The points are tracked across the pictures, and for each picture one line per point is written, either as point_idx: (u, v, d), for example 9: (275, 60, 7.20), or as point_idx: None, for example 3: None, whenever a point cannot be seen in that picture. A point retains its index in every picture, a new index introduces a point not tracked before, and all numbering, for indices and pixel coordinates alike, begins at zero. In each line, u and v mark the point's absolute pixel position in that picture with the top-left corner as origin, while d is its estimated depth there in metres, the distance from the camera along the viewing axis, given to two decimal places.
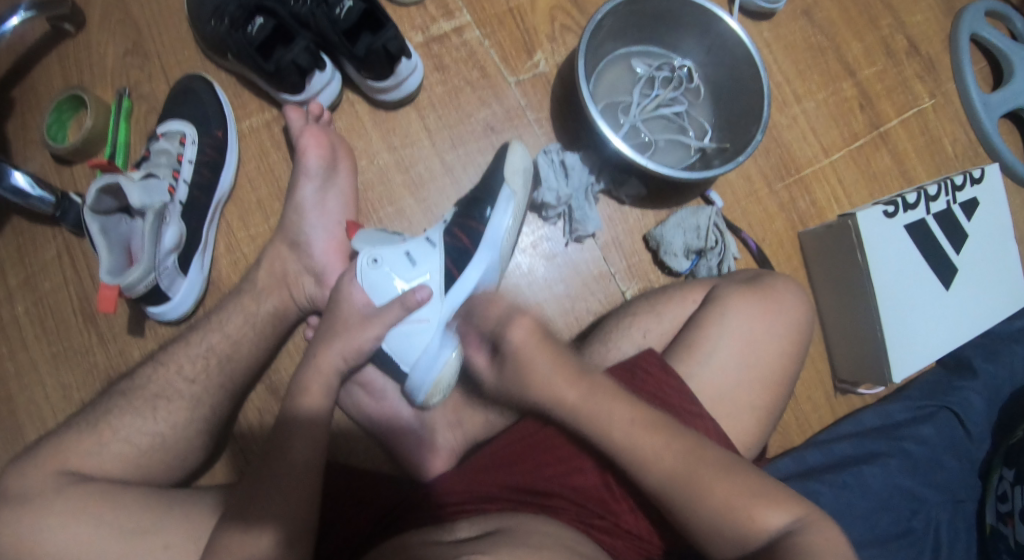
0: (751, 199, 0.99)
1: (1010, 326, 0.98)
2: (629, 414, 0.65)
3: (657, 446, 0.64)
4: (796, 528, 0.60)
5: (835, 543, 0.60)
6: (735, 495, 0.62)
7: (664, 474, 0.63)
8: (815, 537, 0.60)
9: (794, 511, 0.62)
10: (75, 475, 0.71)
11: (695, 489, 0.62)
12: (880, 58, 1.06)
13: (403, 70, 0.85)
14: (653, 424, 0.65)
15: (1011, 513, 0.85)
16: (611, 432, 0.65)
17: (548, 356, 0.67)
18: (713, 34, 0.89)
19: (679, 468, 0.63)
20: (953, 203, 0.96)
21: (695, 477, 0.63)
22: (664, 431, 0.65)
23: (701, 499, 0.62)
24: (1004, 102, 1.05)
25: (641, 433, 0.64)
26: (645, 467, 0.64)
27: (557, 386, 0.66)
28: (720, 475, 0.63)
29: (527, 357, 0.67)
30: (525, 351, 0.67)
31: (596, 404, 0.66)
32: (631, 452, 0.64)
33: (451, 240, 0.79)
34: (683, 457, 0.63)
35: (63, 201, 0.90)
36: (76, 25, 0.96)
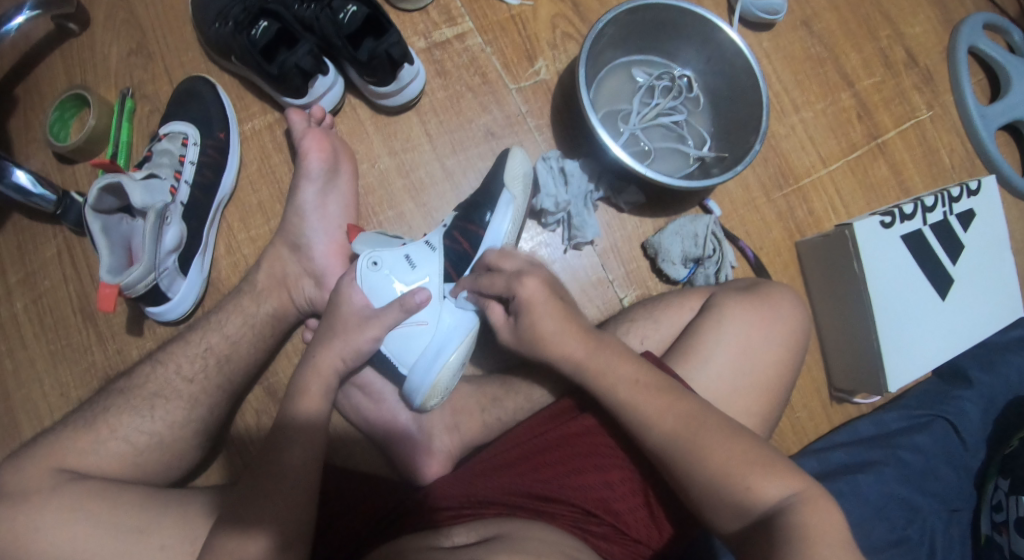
0: (749, 207, 1.00)
1: (1005, 336, 0.99)
2: (634, 373, 0.68)
3: (662, 404, 0.66)
4: (791, 502, 0.60)
5: (832, 526, 0.58)
6: (733, 458, 0.63)
7: (664, 434, 0.65)
8: (807, 513, 0.59)
9: (793, 484, 0.62)
10: (72, 473, 0.72)
11: (695, 446, 0.64)
12: (878, 69, 1.07)
13: (405, 75, 0.85)
14: (658, 385, 0.68)
15: (1006, 523, 0.86)
16: (615, 390, 0.68)
17: (557, 315, 0.70)
18: (713, 44, 0.90)
19: (679, 430, 0.65)
20: (950, 214, 0.97)
21: (695, 437, 0.64)
22: (668, 393, 0.67)
23: (696, 465, 0.63)
24: (1000, 114, 1.06)
25: (644, 394, 0.67)
26: (648, 425, 0.66)
27: (568, 345, 0.70)
28: (721, 437, 0.64)
29: (536, 308, 0.70)
30: (535, 308, 0.70)
31: (603, 358, 0.69)
32: (633, 412, 0.67)
33: (450, 244, 0.79)
34: (684, 419, 0.65)
35: (64, 198, 0.90)
36: (80, 24, 0.97)
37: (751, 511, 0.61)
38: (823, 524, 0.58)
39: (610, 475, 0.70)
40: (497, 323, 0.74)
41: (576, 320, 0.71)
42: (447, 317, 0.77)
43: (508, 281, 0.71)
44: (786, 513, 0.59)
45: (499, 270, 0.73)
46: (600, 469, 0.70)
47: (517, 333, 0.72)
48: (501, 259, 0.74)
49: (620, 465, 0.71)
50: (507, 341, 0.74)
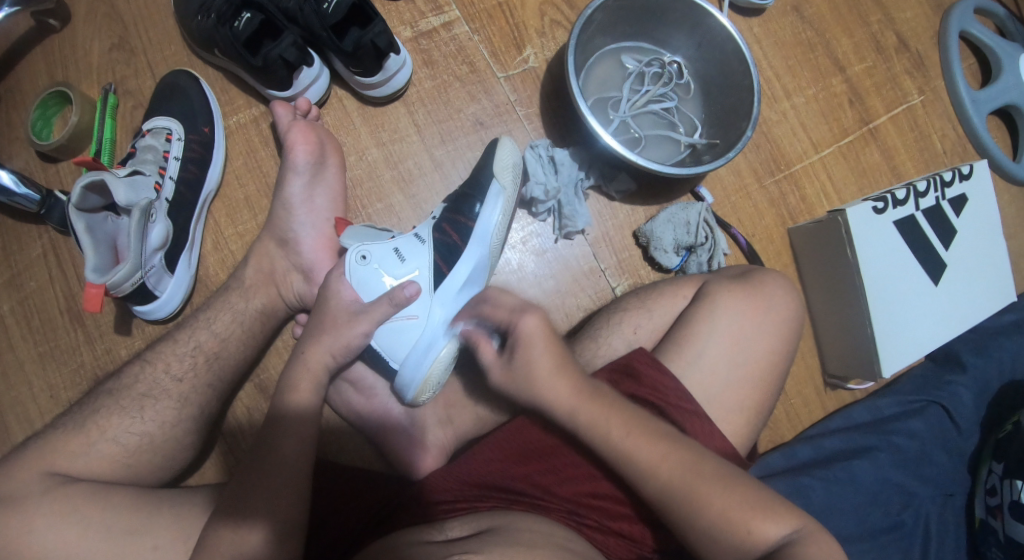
0: (741, 194, 0.99)
1: (999, 321, 0.99)
2: (624, 427, 0.65)
3: (654, 457, 0.64)
4: (795, 539, 0.61)
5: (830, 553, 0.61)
6: (731, 508, 0.62)
7: (659, 487, 0.63)
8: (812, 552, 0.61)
9: (790, 522, 0.62)
10: (63, 476, 0.71)
11: (692, 497, 0.63)
12: (869, 54, 1.07)
13: (391, 65, 0.84)
14: (652, 438, 0.65)
15: (1000, 507, 0.86)
16: (611, 440, 0.65)
17: (555, 354, 0.66)
18: (703, 30, 0.89)
19: (678, 478, 0.63)
20: (942, 199, 0.96)
21: (694, 488, 0.63)
22: (662, 442, 0.65)
23: (695, 513, 0.62)
24: (991, 99, 1.06)
25: (637, 440, 0.65)
26: (647, 475, 0.64)
27: (557, 395, 0.65)
28: (718, 487, 0.63)
29: (530, 351, 0.65)
30: (531, 365, 0.65)
31: (598, 413, 0.65)
32: (630, 464, 0.64)
33: (439, 236, 0.77)
34: (682, 468, 0.64)
35: (48, 198, 0.89)
36: (61, 20, 0.95)
37: (753, 551, 0.61)
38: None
39: (604, 482, 0.69)
40: (487, 362, 0.69)
41: (570, 378, 0.66)
42: (438, 311, 0.76)
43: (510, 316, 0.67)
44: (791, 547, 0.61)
45: (499, 305, 0.69)
46: (596, 477, 0.69)
47: (508, 372, 0.67)
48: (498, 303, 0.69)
49: (617, 472, 0.70)
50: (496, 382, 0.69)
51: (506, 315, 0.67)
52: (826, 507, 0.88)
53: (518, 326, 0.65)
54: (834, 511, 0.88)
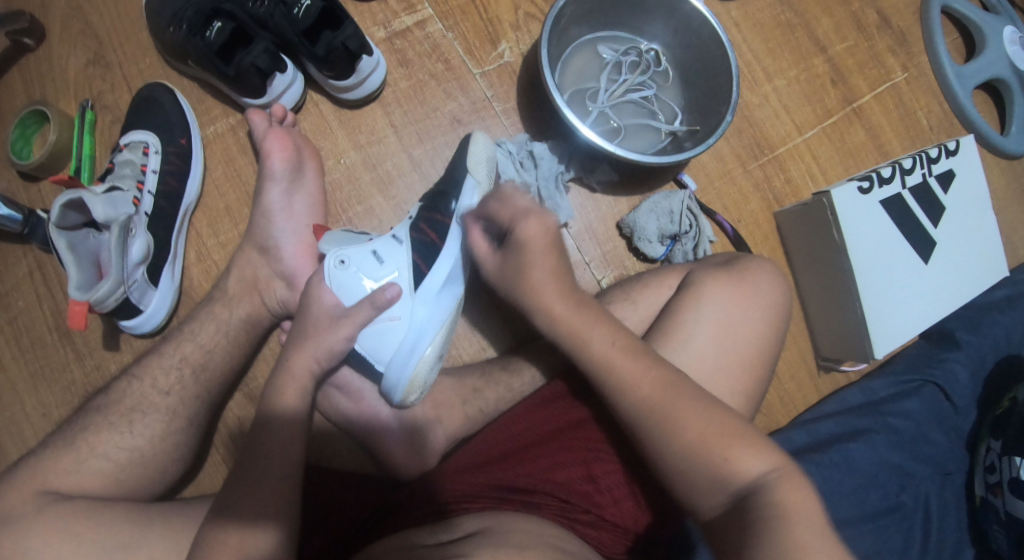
0: (725, 179, 0.99)
1: (992, 296, 0.98)
2: (609, 337, 0.66)
3: (638, 370, 0.65)
4: (766, 481, 0.59)
5: (806, 504, 0.57)
6: (717, 428, 0.62)
7: (642, 397, 0.64)
8: (785, 495, 0.57)
9: (769, 460, 0.60)
10: (55, 494, 0.71)
11: (670, 417, 0.63)
12: (851, 32, 1.06)
13: (365, 67, 0.83)
14: (634, 351, 0.66)
15: (1000, 484, 0.86)
16: (591, 345, 0.66)
17: (549, 261, 0.67)
18: (679, 16, 0.88)
19: (658, 396, 0.63)
20: (929, 175, 0.95)
21: (670, 408, 0.63)
22: (647, 358, 0.65)
23: (674, 432, 0.62)
24: (976, 73, 1.05)
25: (621, 350, 0.65)
26: (624, 391, 0.64)
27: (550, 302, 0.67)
28: (698, 407, 0.63)
29: (532, 256, 0.66)
30: (527, 268, 0.67)
31: (584, 322, 0.67)
32: (610, 376, 0.65)
33: (416, 236, 0.76)
34: (661, 386, 0.64)
35: (30, 218, 0.89)
36: (36, 38, 0.95)
37: (727, 487, 0.60)
38: (798, 504, 0.57)
39: (593, 467, 0.69)
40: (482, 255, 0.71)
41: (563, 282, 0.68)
42: (421, 310, 0.74)
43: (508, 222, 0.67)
44: (761, 493, 0.58)
45: (501, 207, 0.68)
46: (586, 461, 0.69)
47: (500, 271, 0.69)
48: (509, 201, 0.67)
49: (605, 456, 0.70)
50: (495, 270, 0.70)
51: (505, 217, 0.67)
52: (824, 491, 0.87)
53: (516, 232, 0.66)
54: (831, 494, 0.87)
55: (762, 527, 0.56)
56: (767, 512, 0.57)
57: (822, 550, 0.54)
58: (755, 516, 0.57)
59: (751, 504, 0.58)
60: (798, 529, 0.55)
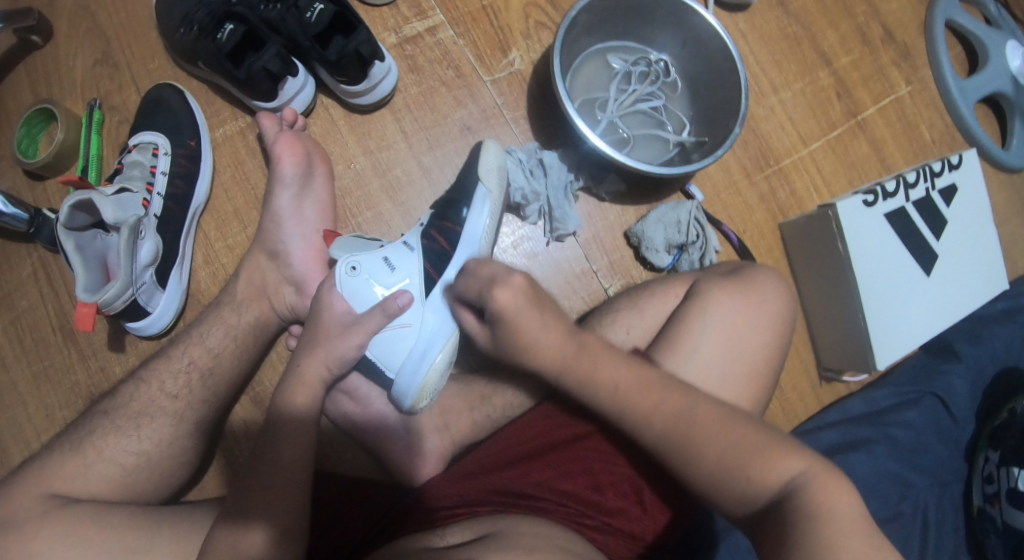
0: (731, 190, 0.99)
1: (992, 309, 0.99)
2: (613, 377, 0.66)
3: (656, 395, 0.65)
4: (798, 484, 0.58)
5: (841, 502, 0.56)
6: (741, 446, 0.61)
7: (657, 432, 0.64)
8: (817, 498, 0.57)
9: (801, 463, 0.59)
10: (62, 498, 0.71)
11: (689, 447, 0.62)
12: (856, 46, 1.07)
13: (376, 73, 0.84)
14: (643, 381, 0.66)
15: (998, 495, 0.87)
16: (597, 396, 0.66)
17: (536, 314, 0.67)
18: (689, 28, 0.89)
19: (671, 430, 0.63)
20: (932, 189, 0.96)
21: (690, 434, 0.63)
22: (656, 388, 0.65)
23: (695, 458, 0.62)
24: (978, 88, 1.06)
25: (627, 388, 0.65)
26: (642, 422, 0.65)
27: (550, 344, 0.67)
28: (716, 427, 0.62)
29: (513, 322, 0.66)
30: (518, 317, 0.66)
31: (585, 362, 0.67)
32: (623, 411, 0.65)
33: (428, 243, 0.76)
34: (674, 417, 0.64)
35: (36, 217, 0.89)
36: (43, 37, 0.95)
37: (756, 501, 0.59)
38: (833, 505, 0.56)
39: (600, 477, 0.69)
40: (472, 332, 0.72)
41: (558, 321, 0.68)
42: (431, 318, 0.74)
43: (481, 290, 0.68)
44: (796, 496, 0.57)
45: (475, 276, 0.70)
46: (591, 471, 0.69)
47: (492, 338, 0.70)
48: (479, 269, 0.70)
49: (611, 466, 0.70)
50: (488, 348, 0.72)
51: (475, 293, 0.69)
52: None
53: (493, 295, 0.66)
54: None
55: (795, 531, 0.56)
56: (799, 515, 0.56)
57: (855, 547, 0.54)
58: (790, 519, 0.56)
59: (783, 507, 0.57)
60: (833, 531, 0.55)
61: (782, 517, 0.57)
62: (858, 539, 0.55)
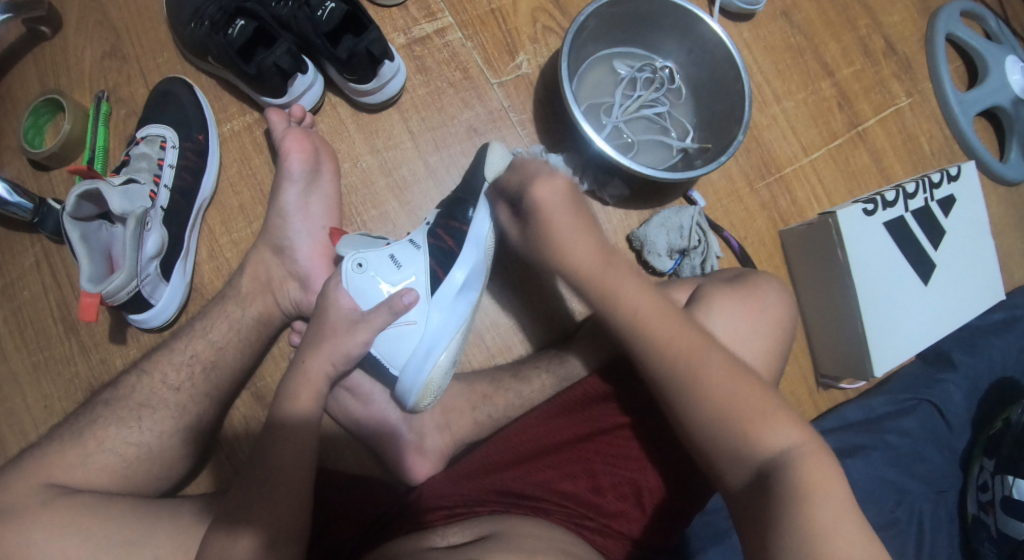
0: (733, 198, 1.00)
1: (988, 319, 1.00)
2: (639, 300, 0.66)
3: (671, 330, 0.66)
4: (788, 457, 0.60)
5: (831, 482, 0.58)
6: (746, 403, 0.63)
7: (666, 366, 0.65)
8: (807, 474, 0.58)
9: (797, 435, 0.61)
10: (62, 487, 0.71)
11: (696, 382, 0.64)
12: (858, 58, 1.08)
13: (386, 73, 0.84)
14: (665, 310, 0.67)
15: (992, 503, 0.88)
16: (619, 315, 0.66)
17: (575, 218, 0.65)
18: (695, 36, 0.90)
19: (683, 361, 0.65)
20: (931, 200, 0.97)
21: (698, 372, 0.64)
22: (675, 321, 0.66)
23: (699, 401, 0.64)
24: (978, 101, 1.08)
25: (649, 316, 0.66)
26: (655, 352, 0.66)
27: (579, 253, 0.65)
28: (724, 378, 0.64)
29: (546, 217, 0.64)
30: (549, 220, 0.64)
31: (613, 276, 0.66)
32: (642, 337, 0.66)
33: (434, 241, 0.76)
34: (689, 350, 0.65)
35: (41, 207, 0.89)
36: (52, 27, 0.95)
37: (751, 462, 0.61)
38: (822, 483, 0.58)
39: (600, 480, 0.70)
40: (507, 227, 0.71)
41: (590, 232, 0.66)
42: (436, 315, 0.75)
43: (521, 185, 0.66)
44: (784, 469, 0.59)
45: (516, 172, 0.68)
46: (592, 474, 0.70)
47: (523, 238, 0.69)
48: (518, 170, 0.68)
49: (612, 469, 0.70)
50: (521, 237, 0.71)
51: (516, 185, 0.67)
52: None
53: (531, 189, 0.65)
54: None
55: (782, 506, 0.57)
56: (787, 490, 0.58)
57: (842, 529, 0.56)
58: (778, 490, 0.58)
59: (770, 479, 0.59)
60: (823, 513, 0.56)
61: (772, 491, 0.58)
62: (845, 521, 0.56)
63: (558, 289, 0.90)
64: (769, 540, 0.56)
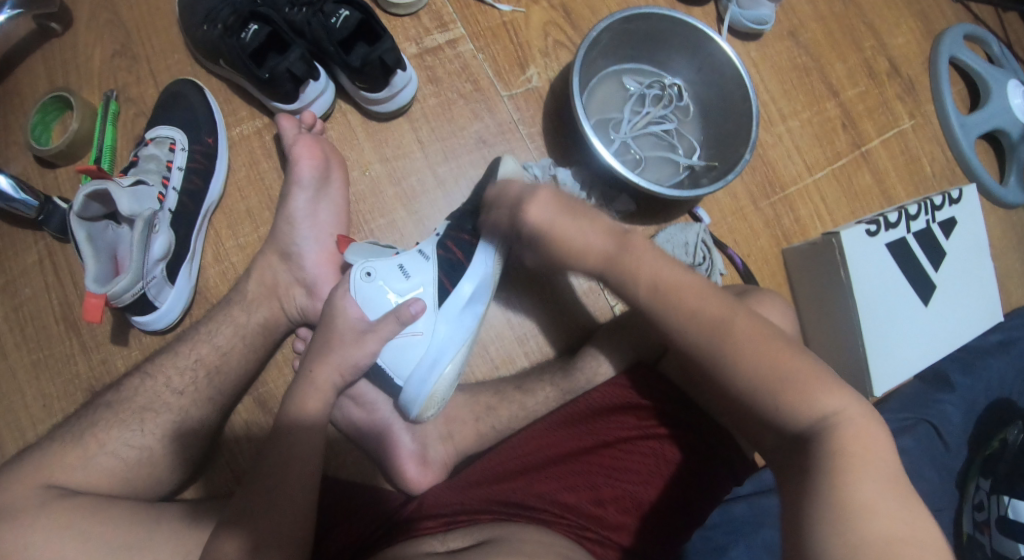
0: (737, 215, 1.01)
1: (986, 341, 1.01)
2: (659, 268, 0.63)
3: (697, 299, 0.62)
4: (835, 422, 0.55)
5: (878, 451, 0.54)
6: (782, 367, 0.59)
7: (697, 333, 0.61)
8: (852, 441, 0.54)
9: (839, 403, 0.57)
10: (62, 489, 0.71)
11: (728, 350, 0.60)
12: (863, 79, 1.09)
13: (397, 82, 0.85)
14: (689, 280, 0.63)
15: (987, 522, 0.90)
16: (636, 292, 0.63)
17: (576, 223, 0.64)
18: (704, 54, 0.91)
19: (711, 329, 0.61)
20: (933, 222, 0.98)
21: (733, 336, 0.60)
22: (701, 285, 0.63)
23: (733, 367, 0.60)
24: (980, 125, 1.09)
25: (670, 286, 0.62)
26: (683, 323, 0.62)
27: (590, 243, 0.64)
28: (759, 343, 0.60)
29: (546, 235, 0.65)
30: (552, 226, 0.64)
31: (628, 259, 0.63)
32: (669, 306, 0.62)
33: (444, 253, 0.77)
34: (716, 313, 0.61)
35: (46, 204, 0.89)
36: (63, 24, 0.95)
37: (785, 429, 0.58)
38: (870, 449, 0.54)
39: (602, 492, 0.69)
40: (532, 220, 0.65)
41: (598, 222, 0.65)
42: (443, 327, 0.75)
43: (514, 207, 0.67)
44: (829, 437, 0.55)
45: (504, 197, 0.70)
46: (593, 486, 0.69)
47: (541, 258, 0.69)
48: (505, 189, 0.70)
49: (614, 482, 0.70)
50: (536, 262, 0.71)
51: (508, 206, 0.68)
52: None
53: (523, 210, 0.65)
54: None
55: (817, 472, 0.54)
56: (827, 457, 0.54)
57: (891, 508, 0.51)
58: (819, 456, 0.54)
59: (811, 443, 0.55)
60: (869, 479, 0.52)
61: (809, 455, 0.55)
62: (886, 494, 0.52)
63: (563, 301, 0.91)
64: (809, 507, 0.52)
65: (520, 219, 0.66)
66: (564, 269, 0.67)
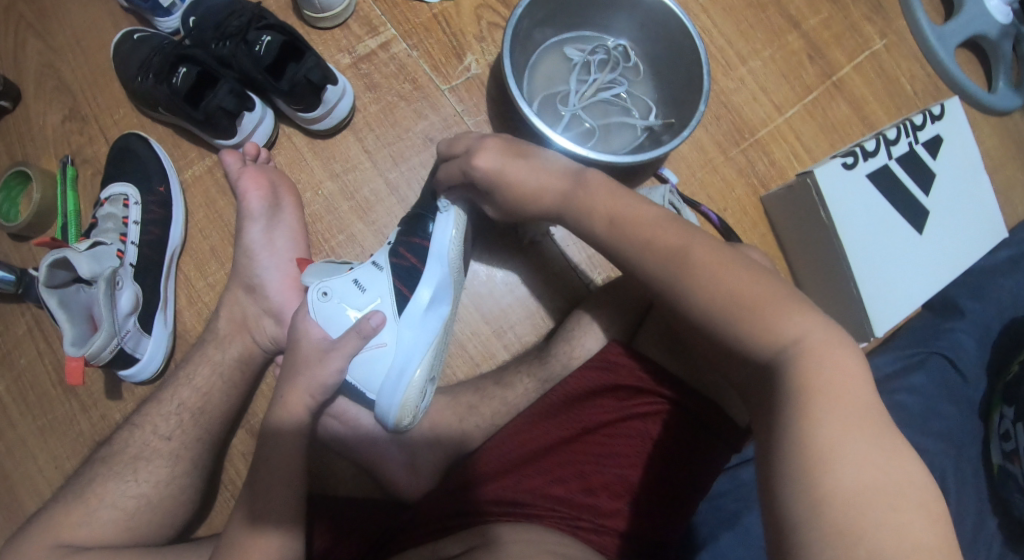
0: (706, 168, 0.98)
1: (995, 258, 0.96)
2: (611, 202, 0.61)
3: (652, 227, 0.59)
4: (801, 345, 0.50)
5: (848, 384, 0.48)
6: (745, 292, 0.53)
7: (657, 260, 0.58)
8: (820, 370, 0.49)
9: (812, 329, 0.51)
10: (69, 547, 0.72)
11: (691, 275, 0.55)
12: (823, 5, 1.04)
13: (331, 97, 0.83)
14: (647, 211, 0.60)
15: (1016, 451, 0.84)
16: (594, 223, 0.62)
17: (522, 166, 0.67)
18: (642, 9, 0.87)
19: (669, 261, 0.57)
20: (916, 144, 0.93)
21: (692, 257, 0.56)
22: (655, 211, 0.60)
23: (693, 294, 0.55)
24: (957, 33, 1.03)
25: (626, 217, 0.60)
26: (640, 250, 0.59)
27: (544, 184, 0.66)
28: (725, 265, 0.55)
29: (499, 185, 0.67)
30: (503, 171, 0.67)
31: (583, 195, 0.63)
32: (625, 237, 0.60)
33: (396, 260, 0.75)
34: (675, 239, 0.58)
35: (23, 277, 0.90)
36: (12, 99, 0.96)
37: (756, 362, 0.52)
38: (843, 383, 0.48)
39: (591, 480, 0.68)
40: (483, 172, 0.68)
41: (549, 168, 0.66)
42: (408, 334, 0.73)
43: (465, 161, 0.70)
44: (788, 369, 0.50)
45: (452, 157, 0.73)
46: (582, 475, 0.68)
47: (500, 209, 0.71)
48: (455, 143, 0.73)
49: (603, 468, 0.68)
50: (497, 217, 0.73)
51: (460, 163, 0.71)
52: None
53: (473, 161, 0.68)
54: None
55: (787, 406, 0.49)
56: (791, 391, 0.49)
57: (864, 449, 0.46)
58: (783, 395, 0.50)
59: (776, 380, 0.50)
60: (839, 422, 0.47)
61: (778, 400, 0.50)
62: (857, 433, 0.47)
63: (536, 287, 0.89)
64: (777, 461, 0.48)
65: (472, 174, 0.69)
66: (525, 215, 0.69)
